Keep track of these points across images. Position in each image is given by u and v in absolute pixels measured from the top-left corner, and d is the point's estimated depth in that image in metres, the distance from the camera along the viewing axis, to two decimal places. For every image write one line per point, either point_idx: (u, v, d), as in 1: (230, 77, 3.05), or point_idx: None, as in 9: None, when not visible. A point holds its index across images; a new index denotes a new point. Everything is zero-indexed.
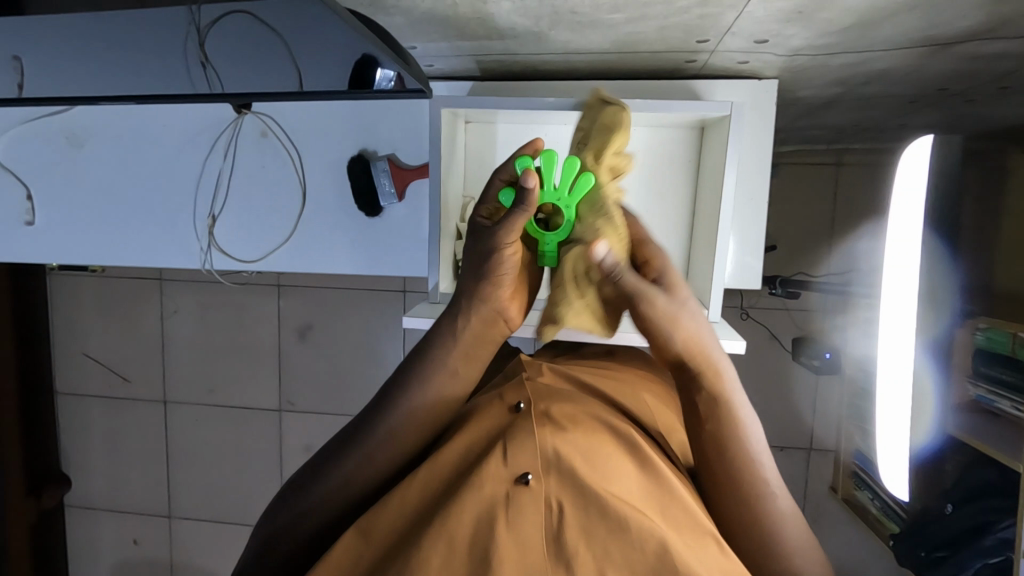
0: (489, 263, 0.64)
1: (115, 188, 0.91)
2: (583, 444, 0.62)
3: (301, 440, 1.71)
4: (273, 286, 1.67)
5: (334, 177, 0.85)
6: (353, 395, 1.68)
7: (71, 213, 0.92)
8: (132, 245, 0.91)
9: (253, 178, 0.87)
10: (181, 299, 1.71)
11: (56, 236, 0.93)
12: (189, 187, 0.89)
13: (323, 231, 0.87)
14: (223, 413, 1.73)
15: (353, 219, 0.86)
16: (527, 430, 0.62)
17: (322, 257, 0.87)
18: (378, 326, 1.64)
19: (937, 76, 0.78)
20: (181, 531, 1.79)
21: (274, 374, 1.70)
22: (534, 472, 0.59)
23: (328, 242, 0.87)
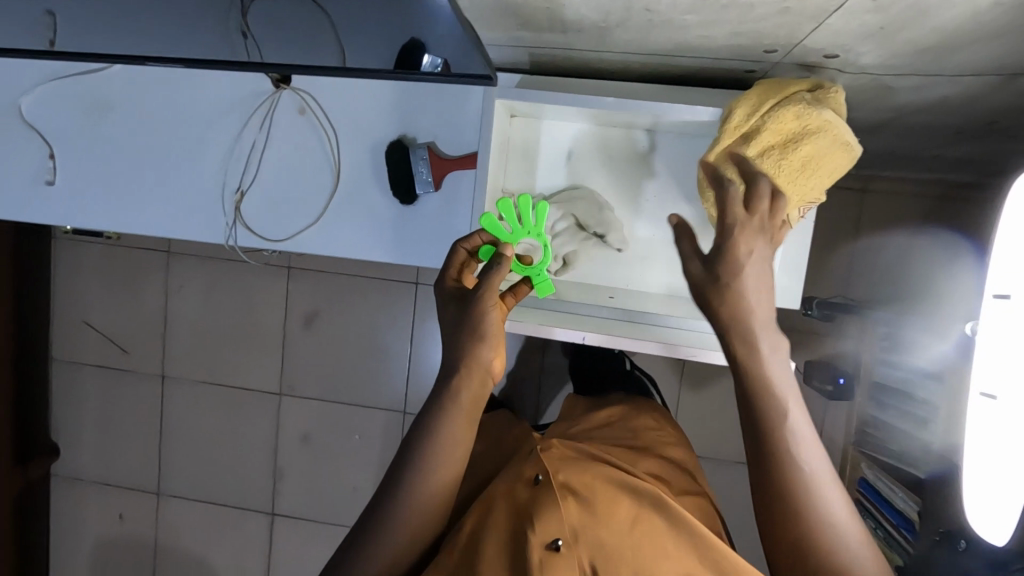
0: (475, 325, 0.71)
1: (140, 156, 0.88)
2: (600, 507, 0.77)
3: (299, 426, 1.68)
4: (282, 267, 1.64)
5: (371, 161, 0.83)
6: (356, 384, 1.65)
7: (93, 176, 0.89)
8: (153, 214, 0.89)
9: (286, 155, 0.85)
10: (187, 275, 1.68)
11: (76, 199, 0.90)
12: (218, 159, 0.87)
13: (354, 216, 0.84)
14: (221, 394, 1.70)
15: (386, 204, 0.83)
16: (552, 502, 0.77)
17: (352, 242, 0.85)
18: (388, 316, 1.62)
19: (993, 109, 0.77)
20: (169, 509, 1.76)
21: (277, 357, 1.67)
22: (562, 538, 0.74)
23: (359, 227, 0.85)
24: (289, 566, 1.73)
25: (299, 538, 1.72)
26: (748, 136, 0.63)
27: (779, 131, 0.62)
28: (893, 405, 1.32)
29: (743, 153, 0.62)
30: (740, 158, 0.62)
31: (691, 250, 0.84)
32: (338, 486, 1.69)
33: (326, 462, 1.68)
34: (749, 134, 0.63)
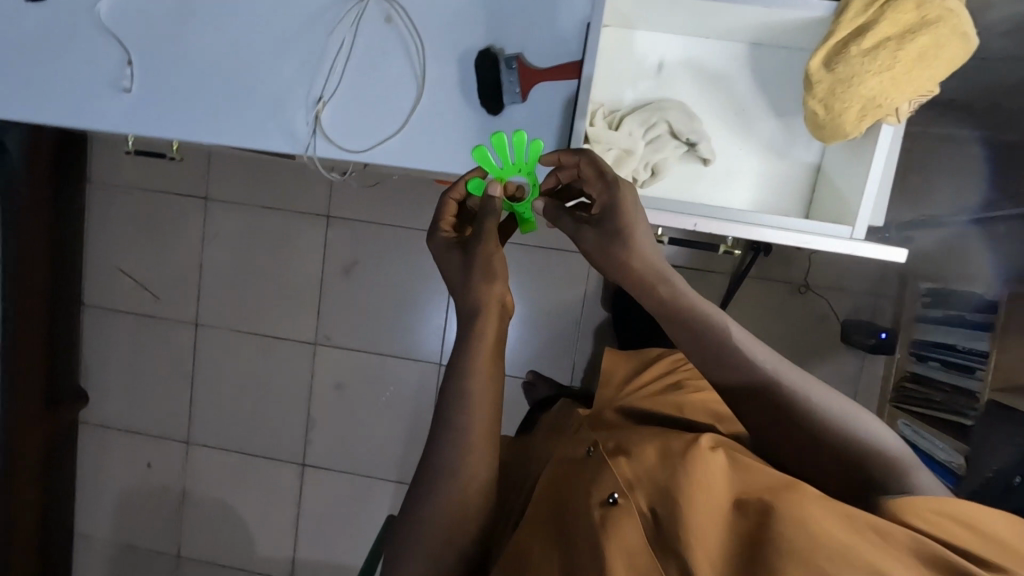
0: (479, 264, 0.68)
1: (220, 63, 0.88)
2: (658, 457, 0.69)
3: (334, 377, 1.68)
4: (322, 216, 1.64)
5: (457, 72, 0.83)
6: (393, 335, 1.66)
7: (170, 85, 0.89)
8: (231, 124, 0.88)
9: (369, 64, 0.85)
10: (225, 222, 1.67)
11: (152, 108, 0.90)
12: (299, 68, 0.86)
13: (436, 127, 0.85)
14: (257, 343, 1.70)
15: (470, 116, 0.84)
16: (603, 464, 0.71)
17: (432, 154, 0.85)
18: (426, 267, 1.62)
19: None
20: (199, 458, 1.76)
21: (314, 306, 1.67)
22: (618, 491, 0.66)
23: (441, 139, 0.85)
24: (318, 518, 1.73)
25: (329, 490, 1.72)
26: (861, 30, 0.72)
27: (892, 30, 0.71)
28: (936, 359, 1.34)
29: (855, 42, 0.72)
30: (849, 46, 0.72)
31: (768, 168, 0.92)
32: (371, 437, 1.69)
33: (360, 413, 1.69)
34: (863, 28, 0.72)
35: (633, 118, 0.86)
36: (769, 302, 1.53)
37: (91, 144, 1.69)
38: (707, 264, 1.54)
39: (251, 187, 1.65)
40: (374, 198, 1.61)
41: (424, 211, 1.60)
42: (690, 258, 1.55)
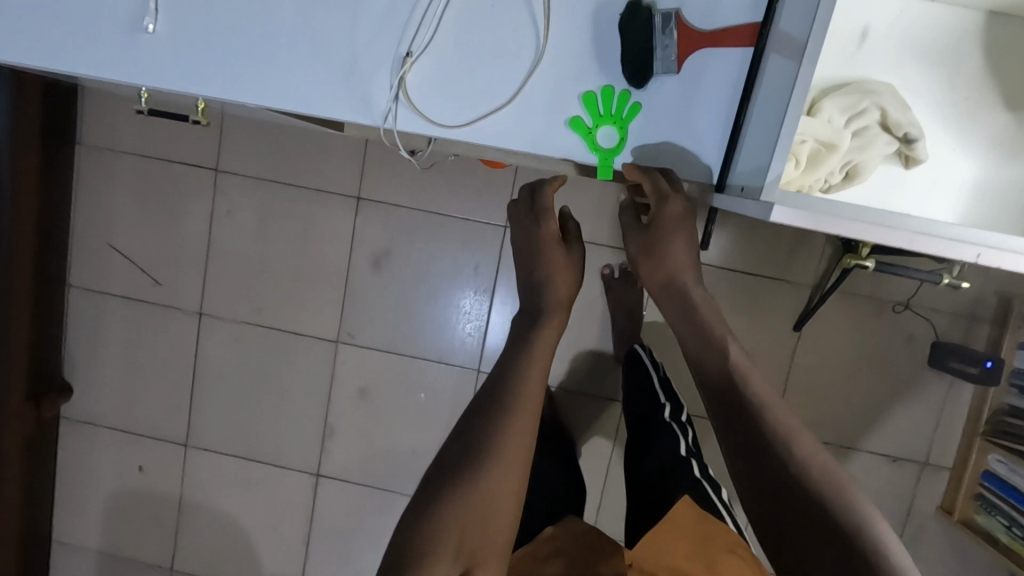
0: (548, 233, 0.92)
1: (274, 6, 0.73)
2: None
3: (354, 380, 1.50)
4: (351, 198, 1.44)
5: (592, 31, 0.71)
6: (427, 335, 1.47)
7: (205, 28, 0.74)
8: (282, 80, 0.74)
9: (477, 16, 0.71)
10: (238, 198, 1.47)
11: (182, 54, 0.75)
12: (380, 15, 0.71)
13: (555, 100, 0.72)
14: (269, 338, 1.50)
15: (595, 89, 0.72)
16: None
17: (544, 132, 0.73)
18: (469, 261, 1.43)
19: None
20: (198, 463, 1.56)
21: (338, 300, 1.47)
22: None
23: (559, 115, 0.72)
24: (332, 535, 1.56)
25: (344, 503, 1.54)
26: None
27: None
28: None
29: None
30: None
31: (962, 167, 0.94)
32: (393, 449, 1.51)
33: (384, 421, 1.51)
34: None
35: (838, 102, 0.89)
36: (847, 318, 1.38)
37: (82, 100, 1.47)
38: (782, 271, 1.38)
39: (268, 159, 1.45)
40: (408, 180, 1.42)
41: (465, 198, 1.42)
42: (766, 265, 1.39)
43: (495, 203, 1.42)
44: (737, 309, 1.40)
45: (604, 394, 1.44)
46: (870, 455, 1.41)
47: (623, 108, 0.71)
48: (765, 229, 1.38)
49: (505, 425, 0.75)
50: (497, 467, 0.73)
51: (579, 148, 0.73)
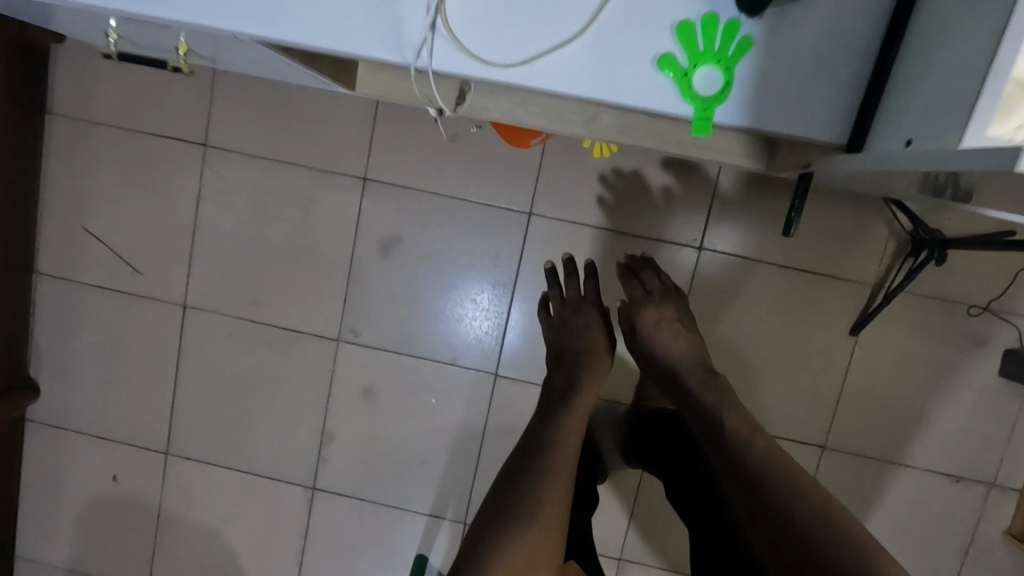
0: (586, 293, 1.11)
1: None
2: None
3: (356, 381, 1.34)
4: (358, 178, 1.28)
5: None
6: (438, 334, 1.31)
7: None
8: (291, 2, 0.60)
9: None
10: (229, 177, 1.31)
11: None
12: None
13: (634, 31, 0.59)
14: (261, 333, 1.34)
15: (680, 15, 0.59)
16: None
17: (617, 71, 0.60)
18: (487, 252, 1.28)
19: None
20: (180, 473, 1.40)
21: (341, 293, 1.32)
22: None
23: (637, 50, 0.59)
24: (328, 554, 1.40)
25: (343, 519, 1.38)
26: None
27: None
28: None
29: None
30: None
31: None
32: (399, 459, 1.36)
33: (389, 429, 1.35)
34: None
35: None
36: (908, 320, 1.24)
37: (54, 63, 1.30)
38: (839, 267, 1.24)
39: (263, 132, 1.29)
40: (421, 158, 1.27)
41: (485, 180, 1.27)
42: (819, 261, 1.24)
43: (518, 186, 1.26)
44: (784, 309, 1.26)
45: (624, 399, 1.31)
46: (929, 474, 1.27)
47: (729, 45, 0.59)
48: (821, 220, 1.23)
49: (536, 465, 0.91)
50: (545, 499, 0.88)
51: (670, 89, 0.60)
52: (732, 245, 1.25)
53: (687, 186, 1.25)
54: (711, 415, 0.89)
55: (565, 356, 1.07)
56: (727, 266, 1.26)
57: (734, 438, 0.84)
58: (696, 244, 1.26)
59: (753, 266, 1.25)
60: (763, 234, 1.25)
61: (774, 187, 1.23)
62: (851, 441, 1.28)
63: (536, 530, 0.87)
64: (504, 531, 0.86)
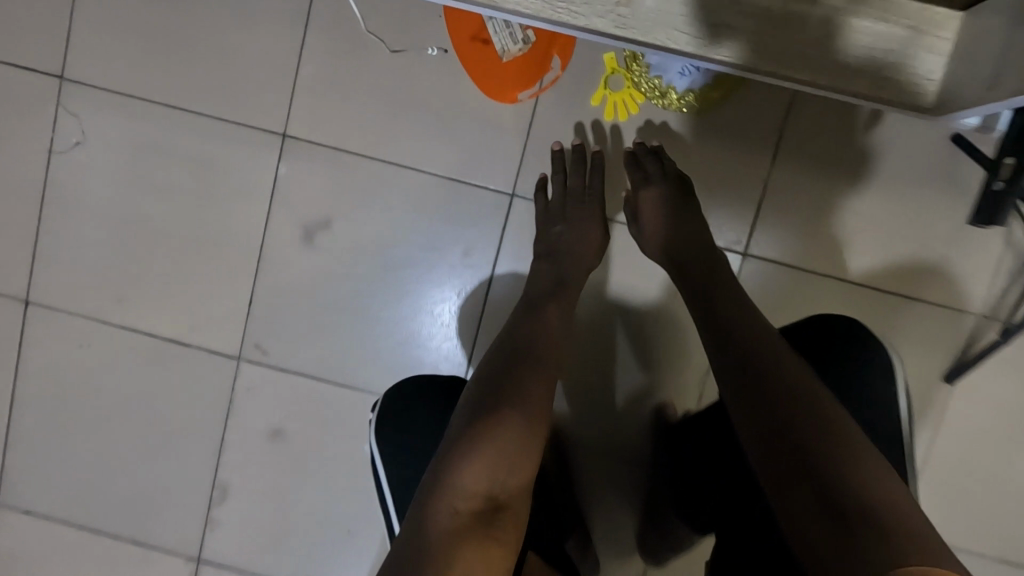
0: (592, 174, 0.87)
1: None
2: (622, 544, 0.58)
3: (260, 414, 0.96)
4: (275, 136, 0.92)
5: None
6: (377, 354, 0.95)
7: None
8: None
9: None
10: (93, 124, 0.93)
11: None
12: None
13: None
14: (130, 344, 0.96)
15: None
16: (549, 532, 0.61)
17: None
18: (450, 243, 0.93)
19: None
20: (12, 533, 1.01)
21: (245, 293, 0.95)
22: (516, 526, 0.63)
23: None
24: None
25: None
26: None
27: None
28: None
29: None
30: None
31: None
32: (316, 526, 0.98)
33: (303, 484, 0.97)
34: None
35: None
36: None
37: None
38: (935, 290, 0.89)
39: (143, 65, 0.92)
40: (363, 111, 0.91)
41: (451, 146, 0.91)
42: (908, 280, 0.90)
43: (495, 156, 0.91)
44: None
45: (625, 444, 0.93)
46: None
47: None
48: (914, 223, 0.89)
49: (522, 374, 0.71)
50: (530, 375, 0.71)
51: None
52: (790, 251, 0.90)
53: (732, 167, 0.90)
54: (746, 344, 0.66)
55: (555, 257, 0.84)
56: (779, 277, 0.91)
57: (771, 370, 0.63)
58: (740, 247, 0.91)
59: (817, 281, 0.91)
60: (834, 239, 0.90)
61: (852, 174, 0.89)
62: (944, 530, 0.91)
63: (513, 403, 0.69)
64: (484, 450, 0.64)
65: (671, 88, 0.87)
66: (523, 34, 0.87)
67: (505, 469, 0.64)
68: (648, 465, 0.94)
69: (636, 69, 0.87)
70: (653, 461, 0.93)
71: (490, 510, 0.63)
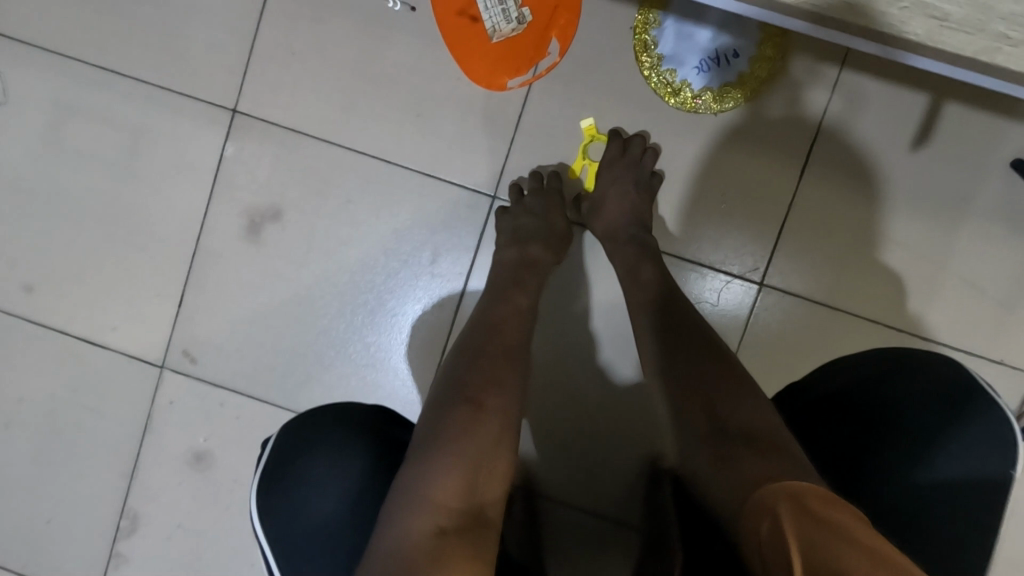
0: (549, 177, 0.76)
1: None
2: None
3: (182, 434, 0.82)
4: (223, 110, 0.79)
5: None
6: (323, 372, 0.81)
7: None
8: None
9: None
10: (17, 85, 0.81)
11: None
12: None
13: None
14: (39, 340, 0.83)
15: None
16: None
17: None
18: (415, 247, 0.79)
19: None
20: None
21: (174, 288, 0.81)
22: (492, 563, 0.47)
23: None
24: None
25: None
26: None
27: None
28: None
29: None
30: None
31: None
32: (237, 570, 0.82)
33: (227, 519, 0.82)
34: None
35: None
36: None
37: None
38: (985, 341, 0.76)
39: (80, 22, 0.80)
40: (327, 90, 0.79)
41: (426, 135, 0.78)
42: (956, 328, 0.76)
43: (476, 151, 0.78)
44: None
45: (595, 497, 0.79)
46: None
47: None
48: (962, 258, 0.76)
49: (499, 358, 0.58)
50: (490, 359, 0.58)
51: None
52: (817, 283, 0.77)
53: (754, 180, 0.77)
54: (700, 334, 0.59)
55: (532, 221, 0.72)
56: (803, 316, 0.77)
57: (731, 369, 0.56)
58: (757, 275, 0.77)
59: (846, 322, 0.77)
60: (867, 271, 0.77)
61: (894, 200, 0.76)
62: None
63: (483, 386, 0.55)
64: (455, 443, 0.51)
65: (687, 85, 0.75)
66: (517, 11, 0.75)
67: (483, 462, 0.51)
68: (632, 532, 0.79)
69: (646, 61, 0.76)
70: (638, 528, 0.78)
71: (474, 523, 0.49)
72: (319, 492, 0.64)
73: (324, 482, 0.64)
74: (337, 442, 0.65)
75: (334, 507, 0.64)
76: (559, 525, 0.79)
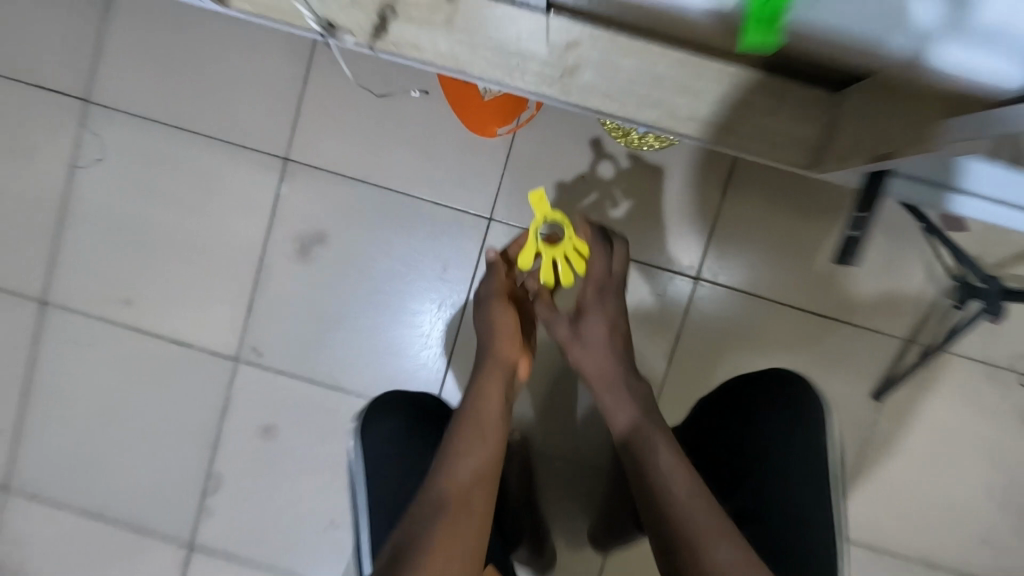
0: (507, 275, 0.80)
1: None
2: None
3: (254, 412, 1.05)
4: (276, 157, 1.02)
5: None
6: (356, 359, 1.04)
7: None
8: None
9: None
10: (112, 142, 1.03)
11: None
12: None
13: None
14: (137, 342, 1.06)
15: None
16: None
17: None
18: (430, 259, 1.02)
19: None
20: (17, 514, 1.09)
21: (243, 298, 1.04)
22: None
23: None
24: None
25: None
26: None
27: None
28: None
29: None
30: None
31: None
32: (302, 514, 1.06)
33: (292, 475, 1.06)
34: None
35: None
36: (940, 385, 0.99)
37: None
38: (865, 314, 1.00)
39: (160, 92, 1.02)
40: (356, 139, 1.01)
41: (434, 172, 1.01)
42: (842, 307, 1.00)
43: (475, 182, 1.01)
44: (793, 359, 1.01)
45: (574, 446, 1.03)
46: None
47: None
48: (845, 253, 1.00)
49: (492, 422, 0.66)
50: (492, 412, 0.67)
51: None
52: (737, 276, 1.01)
53: (688, 199, 1.00)
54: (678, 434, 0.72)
55: None
56: (728, 301, 1.01)
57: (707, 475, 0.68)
58: (693, 272, 1.01)
59: (760, 304, 1.01)
60: (775, 266, 1.01)
61: (795, 210, 1.00)
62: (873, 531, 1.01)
63: (482, 438, 0.65)
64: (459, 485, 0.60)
65: (633, 130, 0.95)
66: None
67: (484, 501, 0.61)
68: (604, 471, 1.03)
69: None
70: (607, 467, 1.03)
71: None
72: (368, 442, 0.85)
73: (380, 444, 0.85)
74: (392, 418, 0.87)
75: (388, 461, 0.84)
76: (549, 469, 1.03)
